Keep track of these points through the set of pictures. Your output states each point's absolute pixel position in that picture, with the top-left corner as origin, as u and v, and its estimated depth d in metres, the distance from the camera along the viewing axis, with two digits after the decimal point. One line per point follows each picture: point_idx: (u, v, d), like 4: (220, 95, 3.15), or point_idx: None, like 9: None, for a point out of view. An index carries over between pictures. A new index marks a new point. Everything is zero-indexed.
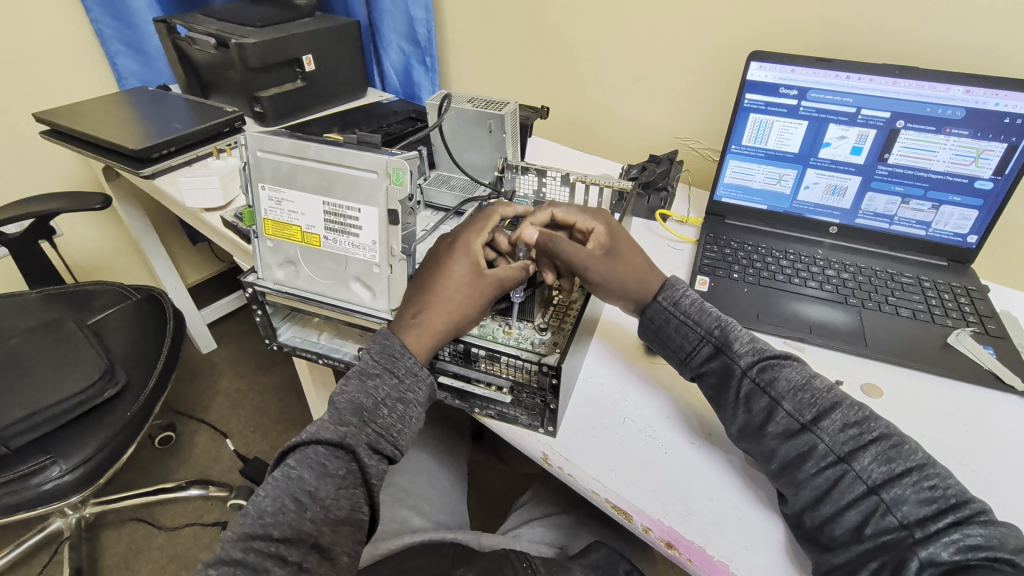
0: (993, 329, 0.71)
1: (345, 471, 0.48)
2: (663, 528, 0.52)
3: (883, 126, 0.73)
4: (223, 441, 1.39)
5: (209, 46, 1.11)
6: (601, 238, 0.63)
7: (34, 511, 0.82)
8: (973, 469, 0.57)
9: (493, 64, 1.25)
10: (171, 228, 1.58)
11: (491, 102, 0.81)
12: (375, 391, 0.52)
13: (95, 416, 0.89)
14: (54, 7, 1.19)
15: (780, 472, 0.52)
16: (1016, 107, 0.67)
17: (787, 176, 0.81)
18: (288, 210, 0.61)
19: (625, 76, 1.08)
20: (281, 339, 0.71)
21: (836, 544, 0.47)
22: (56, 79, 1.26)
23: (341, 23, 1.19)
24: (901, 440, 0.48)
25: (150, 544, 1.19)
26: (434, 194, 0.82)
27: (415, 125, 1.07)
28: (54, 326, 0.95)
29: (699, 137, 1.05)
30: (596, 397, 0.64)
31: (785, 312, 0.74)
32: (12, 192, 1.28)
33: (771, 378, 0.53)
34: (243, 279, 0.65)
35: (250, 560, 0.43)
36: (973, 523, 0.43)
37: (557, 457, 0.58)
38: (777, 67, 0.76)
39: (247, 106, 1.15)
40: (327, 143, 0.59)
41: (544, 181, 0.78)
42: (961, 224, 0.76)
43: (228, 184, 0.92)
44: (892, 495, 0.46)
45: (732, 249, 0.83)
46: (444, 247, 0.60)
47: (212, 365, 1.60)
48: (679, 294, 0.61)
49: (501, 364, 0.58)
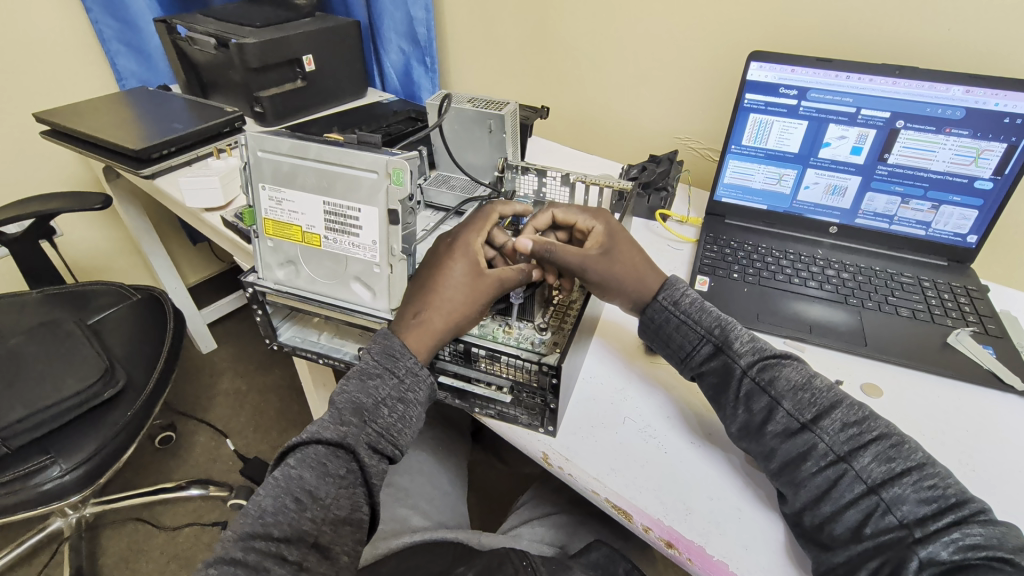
0: (993, 329, 0.71)
1: (345, 471, 0.48)
2: (663, 528, 0.52)
3: (883, 126, 0.74)
4: (223, 441, 1.39)
5: (210, 46, 1.11)
6: (600, 237, 0.63)
7: (34, 511, 0.82)
8: (972, 469, 0.57)
9: (493, 64, 1.25)
10: (171, 228, 1.58)
11: (491, 102, 0.81)
12: (375, 390, 0.52)
13: (96, 415, 0.89)
14: (54, 7, 1.19)
15: (780, 472, 0.52)
16: (1016, 107, 0.67)
17: (787, 176, 0.81)
18: (288, 210, 0.61)
19: (625, 77, 1.08)
20: (281, 339, 0.71)
21: (835, 543, 0.47)
22: (55, 79, 1.26)
23: (340, 23, 1.19)
24: (901, 440, 0.48)
25: (150, 543, 1.19)
26: (434, 194, 0.82)
27: (415, 125, 1.07)
28: (53, 326, 0.95)
29: (699, 137, 1.05)
30: (595, 397, 0.64)
31: (785, 312, 0.74)
32: (12, 192, 1.28)
33: (771, 378, 0.53)
34: (243, 278, 0.65)
35: (250, 559, 0.43)
36: (972, 523, 0.43)
37: (557, 457, 0.58)
38: (777, 67, 0.76)
39: (247, 106, 1.15)
40: (328, 143, 0.59)
41: (544, 181, 0.78)
42: (961, 224, 0.76)
43: (228, 184, 0.92)
44: (892, 495, 0.46)
45: (732, 249, 0.83)
46: (444, 247, 0.60)
47: (213, 365, 1.60)
48: (679, 294, 0.61)
49: (501, 364, 0.58)
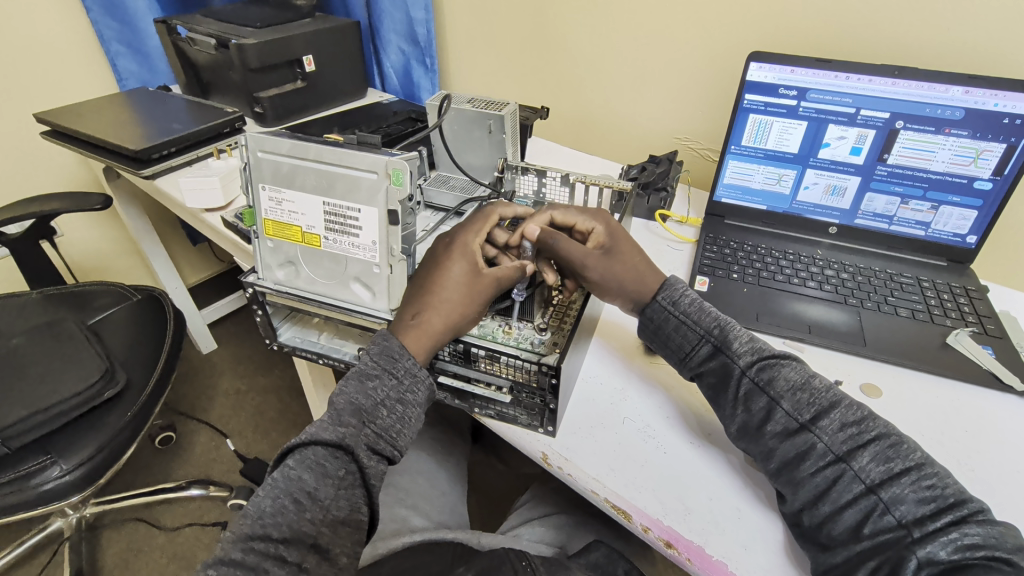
0: (992, 329, 0.71)
1: (345, 472, 0.48)
2: (662, 528, 0.52)
3: (883, 127, 0.74)
4: (224, 441, 1.39)
5: (210, 46, 1.11)
6: (600, 238, 0.63)
7: (34, 511, 0.82)
8: (972, 468, 0.57)
9: (492, 64, 1.26)
10: (170, 228, 1.58)
11: (491, 102, 0.82)
12: (375, 391, 0.52)
13: (95, 415, 0.89)
14: (54, 6, 1.19)
15: (779, 472, 0.52)
16: (1016, 107, 0.67)
17: (787, 177, 0.81)
18: (288, 210, 0.62)
19: (625, 79, 1.09)
20: (281, 338, 0.71)
21: (834, 543, 0.47)
22: (56, 79, 1.26)
23: (340, 23, 1.19)
24: (900, 440, 0.48)
25: (150, 543, 1.19)
26: (434, 194, 0.83)
27: (416, 125, 1.07)
28: (55, 326, 0.95)
29: (699, 137, 1.05)
30: (595, 397, 0.64)
31: (785, 312, 0.75)
32: (12, 193, 1.28)
33: (771, 378, 0.53)
34: (243, 279, 0.65)
35: (250, 560, 0.43)
36: (971, 523, 0.43)
37: (557, 457, 0.58)
38: (777, 67, 0.76)
39: (247, 106, 1.15)
40: (327, 144, 0.59)
41: (544, 181, 0.77)
42: (961, 224, 0.76)
43: (228, 185, 0.92)
44: (891, 495, 0.46)
45: (732, 249, 0.83)
46: (443, 247, 0.60)
47: (213, 365, 1.60)
48: (678, 293, 0.61)
49: (501, 364, 0.58)
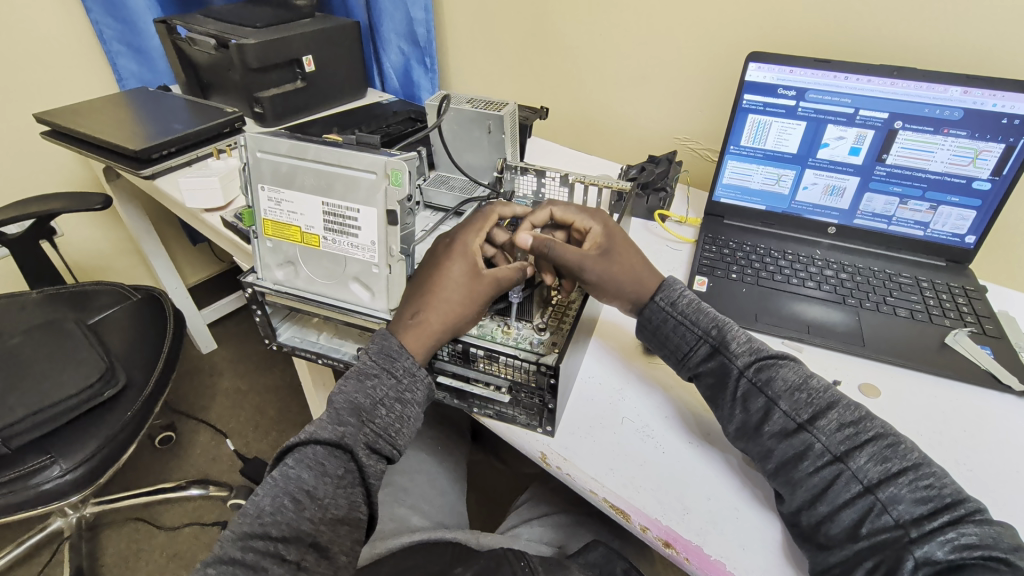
0: (990, 329, 0.71)
1: (344, 471, 0.49)
2: (661, 528, 0.52)
3: (881, 127, 0.74)
4: (224, 441, 1.40)
5: (209, 46, 1.11)
6: (598, 237, 0.63)
7: (34, 510, 0.83)
8: (969, 469, 0.58)
9: (493, 64, 1.26)
10: (169, 227, 1.58)
11: (490, 102, 0.82)
12: (374, 390, 0.52)
13: (95, 415, 0.89)
14: (54, 6, 1.19)
15: (776, 472, 0.52)
16: (1014, 107, 0.67)
17: (786, 177, 0.81)
18: (287, 210, 0.62)
19: (625, 80, 1.09)
20: (280, 338, 0.71)
21: (832, 542, 0.47)
22: (57, 80, 1.26)
23: (340, 23, 1.19)
24: (897, 440, 0.49)
25: (151, 543, 1.19)
26: (434, 194, 0.83)
27: (415, 125, 1.08)
28: (55, 326, 0.95)
29: (698, 137, 1.05)
30: (593, 397, 0.65)
31: (784, 312, 0.75)
32: (12, 192, 1.28)
33: (768, 378, 0.54)
34: (243, 279, 0.65)
35: (249, 559, 0.43)
36: (967, 523, 0.43)
37: (556, 457, 0.58)
38: (776, 68, 0.76)
39: (247, 106, 1.15)
40: (326, 144, 0.59)
41: (543, 181, 0.77)
42: (959, 224, 0.76)
43: (228, 185, 0.92)
44: (888, 494, 0.46)
45: (731, 249, 0.83)
46: (442, 247, 0.60)
47: (213, 365, 1.60)
48: (676, 294, 0.61)
49: (500, 364, 0.58)
